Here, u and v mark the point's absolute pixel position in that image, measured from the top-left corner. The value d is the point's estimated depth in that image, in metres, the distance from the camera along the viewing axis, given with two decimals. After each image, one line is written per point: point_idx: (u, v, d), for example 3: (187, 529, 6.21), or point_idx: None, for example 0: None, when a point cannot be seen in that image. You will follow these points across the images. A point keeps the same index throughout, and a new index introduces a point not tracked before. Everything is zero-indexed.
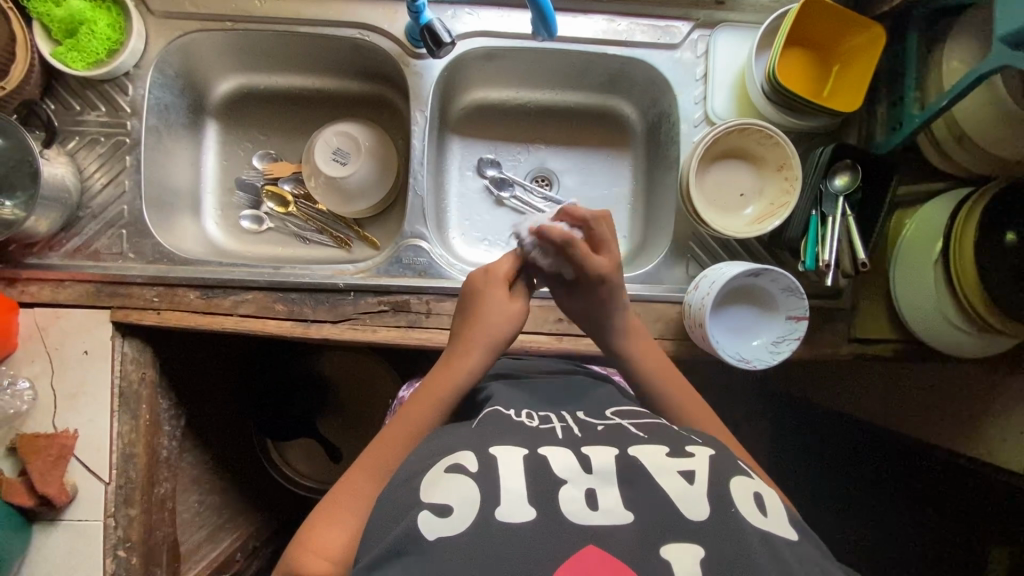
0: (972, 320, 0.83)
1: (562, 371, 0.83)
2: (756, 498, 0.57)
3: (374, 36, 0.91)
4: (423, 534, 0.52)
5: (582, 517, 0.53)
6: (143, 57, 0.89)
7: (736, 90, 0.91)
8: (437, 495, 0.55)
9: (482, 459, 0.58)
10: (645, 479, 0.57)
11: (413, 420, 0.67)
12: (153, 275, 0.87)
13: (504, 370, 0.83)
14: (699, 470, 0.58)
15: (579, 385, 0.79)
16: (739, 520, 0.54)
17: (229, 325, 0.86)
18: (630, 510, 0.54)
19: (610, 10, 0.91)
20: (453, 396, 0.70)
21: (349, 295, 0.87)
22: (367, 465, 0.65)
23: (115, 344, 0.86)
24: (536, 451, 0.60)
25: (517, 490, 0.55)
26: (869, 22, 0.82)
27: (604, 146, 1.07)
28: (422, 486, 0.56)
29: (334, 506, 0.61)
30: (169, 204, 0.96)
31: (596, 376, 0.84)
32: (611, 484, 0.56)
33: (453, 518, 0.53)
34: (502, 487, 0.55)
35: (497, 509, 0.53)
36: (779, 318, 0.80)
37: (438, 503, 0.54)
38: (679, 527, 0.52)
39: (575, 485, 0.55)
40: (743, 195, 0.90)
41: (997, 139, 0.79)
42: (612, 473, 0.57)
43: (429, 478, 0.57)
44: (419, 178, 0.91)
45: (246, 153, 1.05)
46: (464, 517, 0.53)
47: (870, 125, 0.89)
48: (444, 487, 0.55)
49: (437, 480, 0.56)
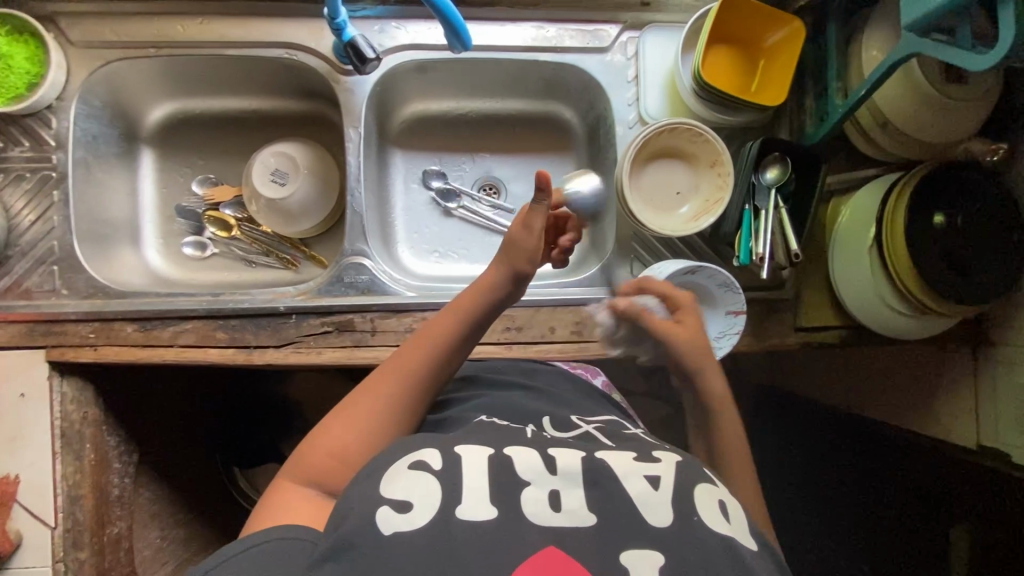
0: (909, 303, 0.85)
1: (530, 370, 0.83)
2: (720, 505, 0.56)
3: (302, 55, 0.89)
4: (376, 527, 0.50)
5: (542, 518, 0.52)
6: (65, 88, 0.87)
7: (668, 90, 0.92)
8: (396, 490, 0.53)
9: (446, 458, 0.56)
10: (610, 480, 0.56)
11: (434, 334, 0.70)
12: (87, 311, 0.85)
13: (468, 373, 0.82)
14: (665, 475, 0.57)
15: (548, 392, 0.77)
16: (703, 530, 0.52)
17: (170, 357, 0.84)
18: (594, 514, 0.53)
19: (538, 16, 0.91)
20: (475, 313, 0.72)
21: (291, 317, 0.86)
22: (395, 374, 0.67)
23: (52, 384, 0.85)
24: (502, 451, 0.59)
25: (479, 486, 0.54)
26: (789, 16, 0.83)
27: (549, 151, 1.08)
28: (382, 479, 0.54)
29: (357, 408, 0.64)
30: (105, 236, 0.94)
31: (570, 383, 0.82)
32: (576, 486, 0.55)
33: (411, 513, 0.51)
34: (465, 485, 0.54)
35: (458, 506, 0.52)
36: (719, 314, 0.80)
37: (399, 499, 0.52)
38: (641, 530, 0.52)
39: (538, 486, 0.55)
40: (681, 193, 0.89)
41: (918, 124, 0.81)
42: (577, 474, 0.56)
43: (390, 472, 0.55)
44: (357, 195, 0.90)
45: (186, 179, 1.04)
46: (425, 511, 0.52)
47: (800, 116, 0.91)
48: (405, 482, 0.54)
49: (398, 475, 0.54)
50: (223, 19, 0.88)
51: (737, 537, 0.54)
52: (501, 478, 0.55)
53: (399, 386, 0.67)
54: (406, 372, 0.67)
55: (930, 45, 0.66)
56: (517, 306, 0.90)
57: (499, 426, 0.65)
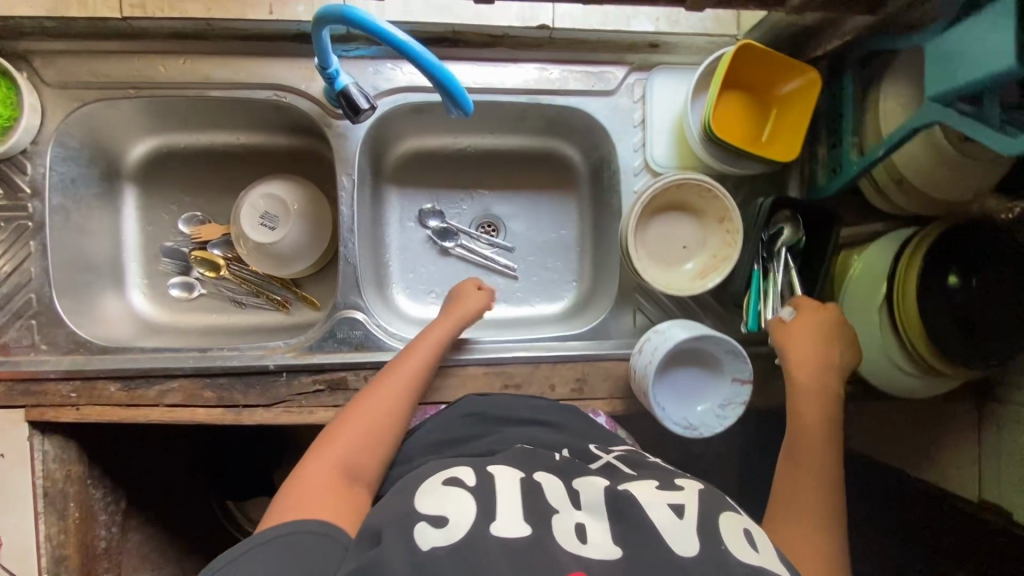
0: (916, 363, 0.84)
1: (542, 406, 0.80)
2: (745, 534, 0.55)
3: (292, 97, 0.84)
4: (417, 543, 0.52)
5: (573, 545, 0.53)
6: (39, 132, 0.82)
7: (675, 136, 0.88)
8: (431, 507, 0.55)
9: (479, 476, 0.59)
10: (633, 509, 0.56)
11: (400, 370, 0.77)
12: (67, 370, 0.81)
13: (477, 408, 0.79)
14: (688, 503, 0.57)
15: (567, 427, 0.78)
16: (729, 557, 0.51)
17: (156, 417, 0.81)
18: (619, 546, 0.53)
19: (542, 58, 0.86)
20: (447, 341, 0.81)
21: (281, 376, 0.83)
22: (391, 387, 0.75)
23: (33, 445, 0.82)
24: (532, 475, 0.61)
25: (512, 509, 0.55)
26: (806, 65, 0.79)
27: (551, 189, 1.04)
28: (416, 495, 0.57)
29: (357, 420, 0.71)
30: (88, 283, 0.90)
31: (582, 416, 0.80)
32: (600, 518, 0.56)
33: (447, 527, 0.53)
34: (498, 502, 0.56)
35: (492, 522, 0.53)
36: (726, 381, 0.78)
37: (434, 515, 0.54)
38: (669, 562, 0.51)
39: (564, 517, 0.56)
40: (687, 247, 0.86)
41: (935, 184, 0.78)
42: (601, 507, 0.57)
43: (422, 491, 0.58)
44: (350, 245, 0.86)
45: (171, 217, 0.99)
46: (460, 525, 0.53)
47: (812, 166, 0.87)
48: (439, 499, 0.56)
49: (433, 490, 0.57)
50: (206, 58, 0.82)
51: (768, 566, 0.52)
52: None
53: (374, 418, 0.72)
54: (399, 386, 0.76)
55: (954, 117, 0.61)
56: (516, 361, 0.87)
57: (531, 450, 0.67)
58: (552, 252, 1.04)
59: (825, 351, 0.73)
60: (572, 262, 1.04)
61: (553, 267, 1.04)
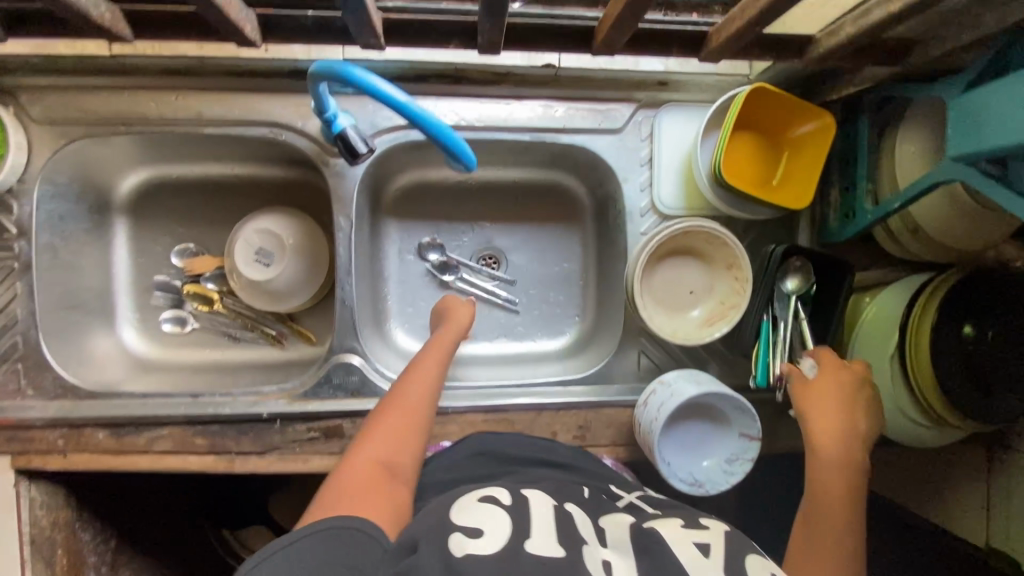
0: (928, 415, 0.81)
1: (550, 446, 0.77)
2: None
3: (287, 134, 0.81)
4: (451, 550, 0.49)
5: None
6: (26, 170, 0.80)
7: (683, 175, 0.85)
8: (468, 519, 0.53)
9: (514, 497, 0.57)
10: (660, 547, 0.53)
11: (411, 388, 0.74)
12: (54, 416, 0.79)
13: (486, 448, 0.76)
14: (714, 542, 0.54)
15: (581, 469, 0.74)
16: None
17: (145, 465, 0.79)
18: None
19: (546, 94, 0.83)
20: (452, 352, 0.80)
21: (275, 423, 0.80)
22: (421, 385, 0.74)
23: (19, 490, 0.80)
24: (564, 505, 0.59)
25: (547, 530, 0.53)
26: (819, 108, 0.76)
27: (554, 222, 1.01)
28: (451, 508, 0.55)
29: (391, 422, 0.69)
30: (77, 321, 0.87)
31: (591, 458, 0.78)
32: (625, 556, 0.53)
33: (483, 539, 0.51)
34: (533, 524, 0.53)
35: (526, 541, 0.51)
36: (732, 436, 0.75)
37: (470, 526, 0.52)
38: None
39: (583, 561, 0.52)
40: (694, 292, 0.84)
41: (952, 235, 0.76)
42: (628, 544, 0.54)
43: (459, 506, 0.55)
44: (347, 287, 0.84)
45: (164, 249, 0.96)
46: (496, 541, 0.51)
47: (823, 209, 0.85)
48: (475, 513, 0.54)
49: (468, 506, 0.55)
50: (198, 93, 0.80)
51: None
52: None
53: (394, 440, 0.68)
54: (430, 383, 0.74)
55: (979, 178, 0.59)
56: (517, 407, 0.84)
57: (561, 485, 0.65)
58: (555, 286, 1.01)
59: (850, 417, 0.70)
60: (575, 296, 1.01)
61: (556, 300, 1.01)
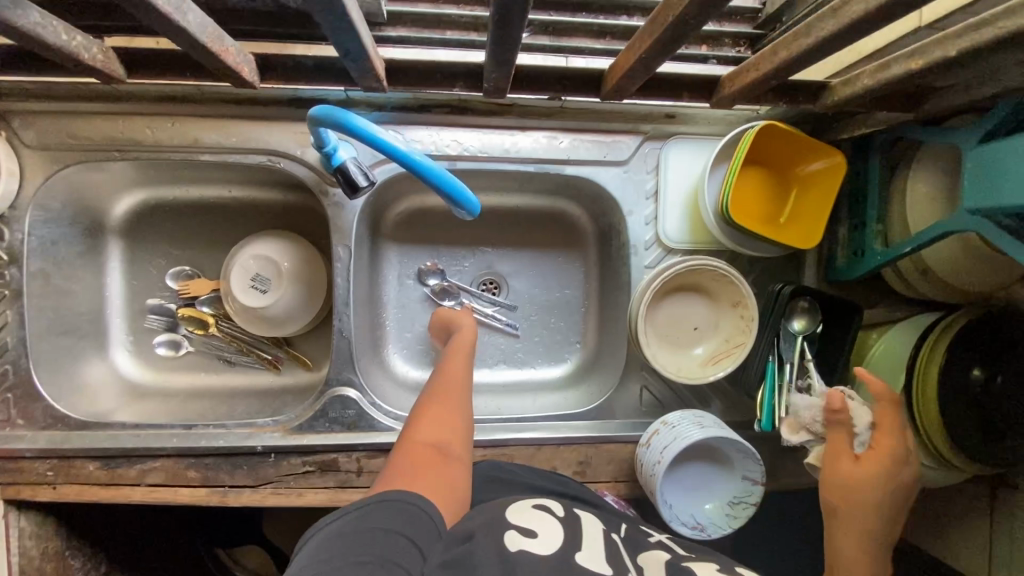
0: (935, 457, 0.79)
1: (564, 479, 0.75)
2: None
3: (286, 162, 0.80)
4: (507, 544, 0.50)
5: None
6: (17, 197, 0.78)
7: (689, 209, 0.83)
8: (525, 519, 0.55)
9: (566, 515, 0.59)
10: None
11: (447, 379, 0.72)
12: (44, 447, 0.77)
13: (500, 474, 0.74)
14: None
15: (597, 504, 0.72)
16: None
17: (137, 497, 0.77)
18: None
19: (550, 125, 0.82)
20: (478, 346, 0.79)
21: (269, 456, 0.79)
22: (459, 371, 0.73)
23: (8, 521, 0.79)
24: (611, 534, 0.59)
25: (594, 547, 0.54)
26: (830, 147, 0.75)
27: (556, 248, 1.00)
28: (508, 508, 0.57)
29: (434, 409, 0.67)
30: (69, 347, 0.86)
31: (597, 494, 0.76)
32: None
33: (540, 538, 0.52)
34: (585, 542, 0.55)
35: (577, 553, 0.52)
36: (737, 479, 0.74)
37: (526, 526, 0.54)
38: None
39: None
40: (698, 328, 0.83)
41: (963, 278, 0.74)
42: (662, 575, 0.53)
43: (515, 508, 0.57)
44: (344, 318, 0.82)
45: (158, 272, 0.94)
46: (550, 545, 0.52)
47: (832, 245, 0.83)
48: (533, 517, 0.56)
49: (526, 510, 0.57)
50: (195, 120, 0.78)
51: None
52: None
53: (446, 422, 0.66)
54: (467, 368, 0.74)
55: (995, 234, 0.58)
56: (516, 442, 0.83)
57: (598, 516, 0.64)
58: (556, 314, 1.00)
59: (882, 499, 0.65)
60: (577, 324, 1.00)
61: (557, 328, 1.00)
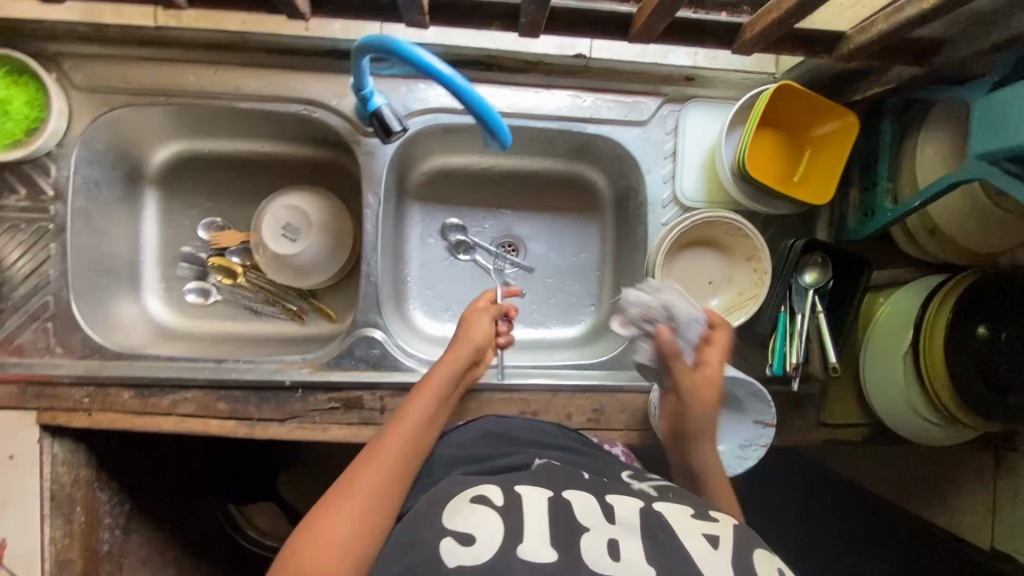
0: (940, 413, 0.82)
1: (554, 431, 0.76)
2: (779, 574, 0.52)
3: (321, 112, 0.83)
4: (443, 560, 0.51)
5: (602, 564, 0.51)
6: (66, 135, 0.82)
7: (706, 169, 0.87)
8: (459, 522, 0.54)
9: (507, 495, 0.58)
10: (668, 534, 0.55)
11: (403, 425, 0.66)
12: (82, 374, 0.81)
13: (496, 429, 0.75)
14: (722, 534, 0.56)
15: (589, 453, 0.73)
16: None
17: (168, 427, 0.80)
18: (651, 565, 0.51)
19: (575, 85, 0.85)
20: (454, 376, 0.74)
21: (296, 391, 0.82)
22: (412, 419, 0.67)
23: (43, 446, 0.81)
24: (561, 493, 0.59)
25: (540, 528, 0.54)
26: (843, 108, 0.78)
27: (573, 212, 1.03)
28: (445, 511, 0.57)
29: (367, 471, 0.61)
30: (104, 285, 0.89)
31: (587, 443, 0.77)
32: (634, 536, 0.54)
33: (475, 546, 0.52)
34: (526, 528, 0.54)
35: (520, 545, 0.52)
36: (748, 423, 0.77)
37: (462, 531, 0.53)
38: None
39: (596, 533, 0.54)
40: (712, 283, 0.86)
41: (968, 236, 0.77)
42: (635, 523, 0.56)
43: (449, 509, 0.57)
44: (372, 264, 0.85)
45: (190, 222, 0.98)
46: (488, 546, 0.52)
47: (842, 208, 0.86)
48: (465, 515, 0.55)
49: (460, 506, 0.57)
50: (239, 69, 0.82)
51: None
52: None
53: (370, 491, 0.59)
54: (422, 415, 0.68)
55: (1001, 177, 0.61)
56: (534, 389, 0.86)
57: (557, 466, 0.65)
58: (573, 275, 1.03)
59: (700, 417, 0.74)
60: (592, 286, 1.03)
61: (573, 289, 1.03)
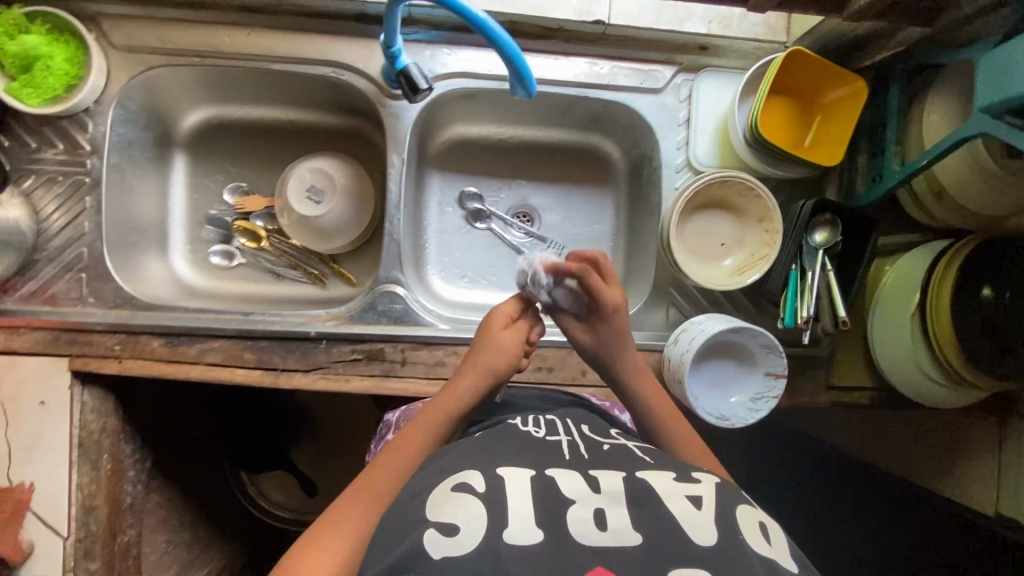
0: (948, 374, 0.83)
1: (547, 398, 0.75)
2: (760, 528, 0.52)
3: (349, 74, 0.87)
4: (426, 551, 0.47)
5: (589, 537, 0.48)
6: (104, 92, 0.85)
7: (719, 136, 0.90)
8: (444, 513, 0.49)
9: (490, 480, 0.53)
10: (655, 502, 0.51)
11: (406, 450, 0.62)
12: (113, 322, 0.83)
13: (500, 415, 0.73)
14: (705, 496, 0.53)
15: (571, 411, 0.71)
16: (747, 550, 0.48)
17: (195, 375, 0.83)
18: (639, 532, 0.49)
19: (592, 52, 0.89)
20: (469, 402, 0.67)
21: (320, 343, 0.84)
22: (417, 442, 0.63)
23: (73, 393, 0.83)
24: (543, 471, 0.54)
25: (525, 509, 0.50)
26: (852, 75, 0.81)
27: (588, 183, 1.06)
28: (428, 502, 0.51)
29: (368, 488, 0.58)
30: (134, 242, 0.92)
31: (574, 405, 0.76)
32: (620, 505, 0.51)
33: (460, 536, 0.47)
34: (510, 508, 0.50)
35: (504, 531, 0.48)
36: (758, 375, 0.80)
37: (446, 521, 0.48)
38: (689, 552, 0.47)
39: (583, 504, 0.51)
40: (724, 245, 0.89)
41: (973, 197, 0.80)
42: (620, 493, 0.52)
43: (435, 500, 0.51)
44: (395, 222, 0.88)
45: (217, 186, 1.01)
46: (473, 537, 0.47)
47: (850, 175, 0.89)
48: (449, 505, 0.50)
49: (444, 497, 0.51)
50: (271, 32, 0.86)
51: (778, 561, 0.49)
52: (545, 503, 0.51)
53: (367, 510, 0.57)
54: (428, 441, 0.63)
55: (1005, 129, 0.63)
56: (550, 346, 0.88)
57: (536, 440, 0.60)
58: (587, 244, 1.05)
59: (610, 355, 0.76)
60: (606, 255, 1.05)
61: None
